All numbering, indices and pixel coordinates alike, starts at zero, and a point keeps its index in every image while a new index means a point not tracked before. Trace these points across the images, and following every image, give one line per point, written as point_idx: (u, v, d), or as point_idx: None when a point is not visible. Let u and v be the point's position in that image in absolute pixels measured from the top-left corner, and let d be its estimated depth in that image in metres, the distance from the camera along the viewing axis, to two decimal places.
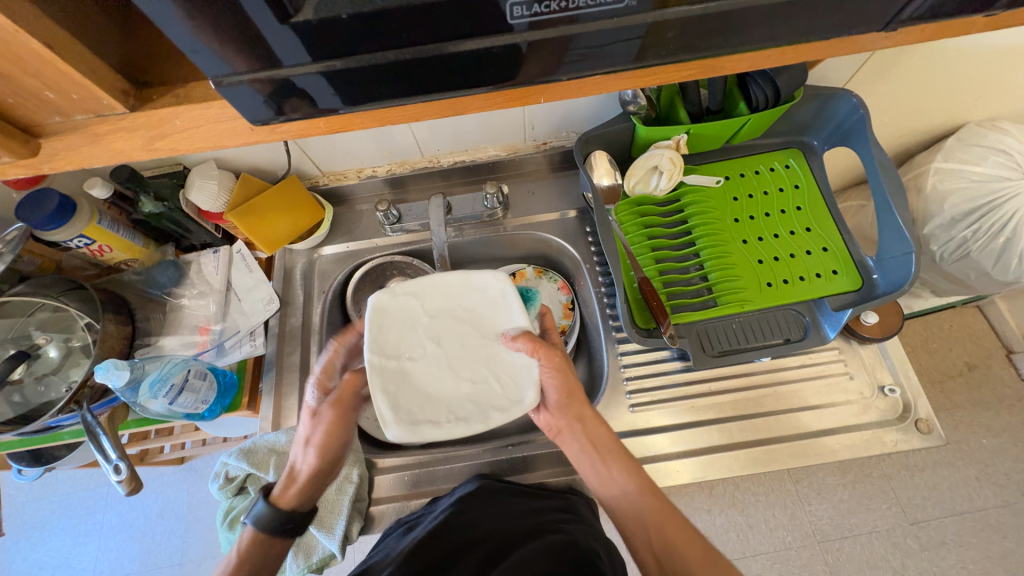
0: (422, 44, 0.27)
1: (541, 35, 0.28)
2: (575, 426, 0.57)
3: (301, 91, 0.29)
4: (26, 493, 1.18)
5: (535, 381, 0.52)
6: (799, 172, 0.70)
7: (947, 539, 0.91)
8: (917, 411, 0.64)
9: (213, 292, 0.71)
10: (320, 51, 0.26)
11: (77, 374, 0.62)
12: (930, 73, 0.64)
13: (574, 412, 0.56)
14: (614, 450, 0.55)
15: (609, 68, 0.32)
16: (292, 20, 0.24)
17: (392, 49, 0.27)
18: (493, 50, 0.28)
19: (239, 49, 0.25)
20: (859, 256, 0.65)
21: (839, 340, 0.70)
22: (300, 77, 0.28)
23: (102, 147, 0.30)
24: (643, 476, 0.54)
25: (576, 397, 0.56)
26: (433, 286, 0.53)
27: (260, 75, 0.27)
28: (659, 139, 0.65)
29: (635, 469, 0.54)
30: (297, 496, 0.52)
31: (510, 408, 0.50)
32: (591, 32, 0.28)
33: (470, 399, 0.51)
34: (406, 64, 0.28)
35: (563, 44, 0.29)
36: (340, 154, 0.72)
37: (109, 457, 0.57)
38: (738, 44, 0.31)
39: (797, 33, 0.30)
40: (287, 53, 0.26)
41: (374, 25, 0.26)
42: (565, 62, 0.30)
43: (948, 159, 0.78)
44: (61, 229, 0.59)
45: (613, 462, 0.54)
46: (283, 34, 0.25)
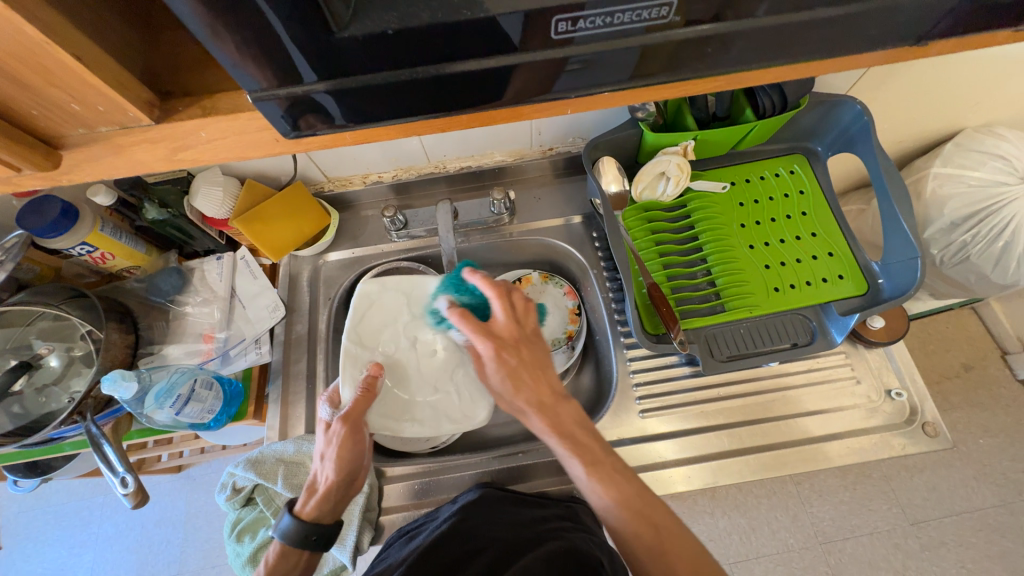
0: (464, 59, 0.27)
1: (563, 52, 0.28)
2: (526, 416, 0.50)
3: (335, 104, 0.28)
4: (19, 503, 1.15)
5: (488, 403, 0.60)
6: (804, 177, 0.71)
7: (948, 539, 0.92)
8: (924, 415, 0.65)
9: (217, 299, 0.71)
10: (361, 64, 0.27)
11: (78, 384, 0.60)
12: (933, 79, 0.65)
13: (524, 413, 0.50)
14: (565, 450, 0.48)
15: (643, 83, 0.32)
16: (338, 34, 0.25)
17: (433, 64, 0.27)
18: (533, 65, 0.28)
19: (281, 62, 0.25)
20: (865, 261, 0.65)
21: (845, 345, 0.70)
22: (313, 96, 0.27)
23: (125, 158, 0.30)
24: (606, 458, 0.48)
25: (523, 382, 0.50)
26: (419, 288, 0.61)
27: (267, 93, 0.27)
28: (666, 145, 0.65)
29: (596, 452, 0.48)
30: (319, 509, 0.50)
31: (461, 422, 0.59)
32: (624, 49, 0.28)
33: (431, 406, 0.59)
34: (445, 79, 0.28)
35: (598, 63, 0.29)
36: (346, 160, 0.71)
37: (115, 469, 0.55)
38: (766, 60, 0.31)
39: (827, 48, 0.31)
40: (321, 67, 0.26)
41: (412, 42, 0.26)
42: (601, 76, 0.30)
43: (947, 164, 0.79)
44: (64, 237, 0.58)
45: (564, 459, 0.48)
46: (289, 54, 0.25)
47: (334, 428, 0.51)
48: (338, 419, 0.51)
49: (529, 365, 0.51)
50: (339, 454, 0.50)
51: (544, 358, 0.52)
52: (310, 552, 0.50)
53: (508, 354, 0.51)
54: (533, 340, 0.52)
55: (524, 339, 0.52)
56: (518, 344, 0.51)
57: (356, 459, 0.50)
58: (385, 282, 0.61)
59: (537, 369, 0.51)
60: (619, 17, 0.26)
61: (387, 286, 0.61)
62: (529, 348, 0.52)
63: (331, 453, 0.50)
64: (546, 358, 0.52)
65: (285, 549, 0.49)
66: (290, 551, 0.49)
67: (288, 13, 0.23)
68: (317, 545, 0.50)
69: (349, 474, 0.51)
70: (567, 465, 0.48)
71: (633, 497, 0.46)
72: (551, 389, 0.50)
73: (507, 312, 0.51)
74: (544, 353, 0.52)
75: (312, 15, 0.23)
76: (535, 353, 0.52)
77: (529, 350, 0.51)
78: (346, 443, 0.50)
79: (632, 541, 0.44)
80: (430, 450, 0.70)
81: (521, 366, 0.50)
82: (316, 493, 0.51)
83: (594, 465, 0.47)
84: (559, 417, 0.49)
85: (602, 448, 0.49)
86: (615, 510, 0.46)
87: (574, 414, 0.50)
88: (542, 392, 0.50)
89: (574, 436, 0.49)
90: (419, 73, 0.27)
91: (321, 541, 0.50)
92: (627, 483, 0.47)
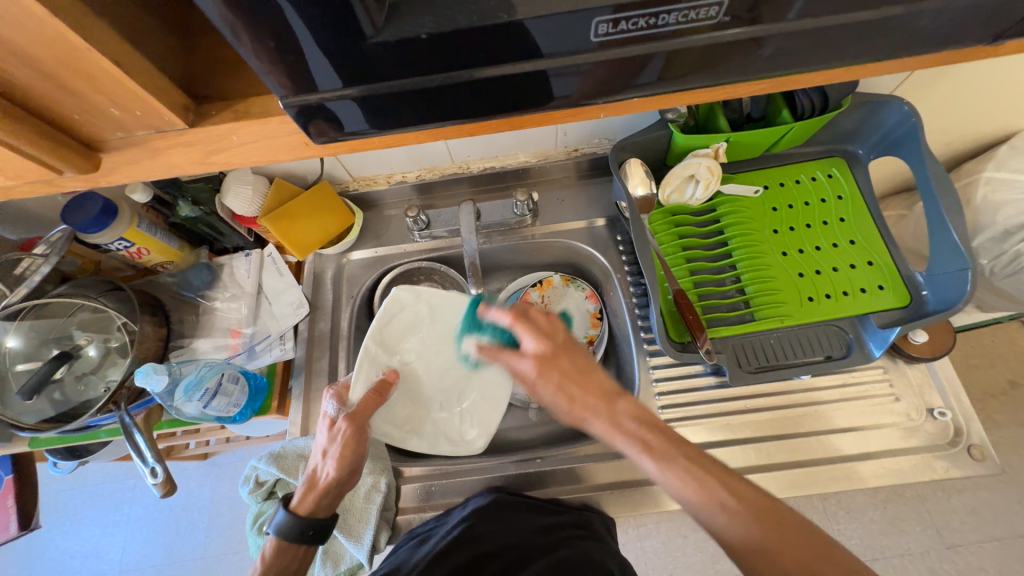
0: (495, 63, 0.27)
1: (598, 56, 0.27)
2: (586, 423, 0.49)
3: (365, 109, 0.28)
4: (59, 482, 1.22)
5: (484, 433, 0.65)
6: (843, 182, 0.68)
7: (988, 566, 0.87)
8: (970, 437, 0.61)
9: (244, 295, 0.72)
10: (393, 71, 0.26)
11: (115, 373, 0.63)
12: (991, 78, 0.61)
13: (584, 422, 0.49)
14: (630, 446, 0.46)
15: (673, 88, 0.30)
16: (371, 39, 0.24)
17: (465, 70, 0.27)
18: (565, 69, 0.28)
19: (315, 65, 0.25)
20: (908, 271, 0.62)
21: (883, 359, 0.67)
22: (328, 103, 0.28)
23: (160, 161, 0.31)
24: (679, 453, 0.44)
25: (575, 396, 0.49)
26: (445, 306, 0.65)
27: (285, 101, 0.27)
28: (696, 147, 0.63)
29: (667, 448, 0.45)
30: (317, 503, 0.51)
31: (457, 444, 0.65)
32: (662, 52, 0.27)
33: (434, 422, 0.65)
34: (478, 84, 0.28)
35: (634, 66, 0.28)
36: (372, 160, 0.72)
37: (145, 458, 0.58)
38: (814, 63, 0.29)
39: (883, 49, 0.29)
40: (353, 72, 0.26)
41: (449, 46, 0.25)
42: (635, 82, 0.29)
43: (1000, 169, 0.74)
44: (104, 232, 0.61)
45: (636, 459, 0.45)
46: (307, 60, 0.25)
47: (339, 425, 0.52)
48: (344, 418, 0.53)
49: (574, 372, 0.50)
50: (342, 452, 0.51)
51: (586, 363, 0.51)
52: (306, 546, 0.50)
53: (550, 364, 0.51)
54: (571, 348, 0.52)
55: (562, 348, 0.52)
56: (556, 354, 0.51)
57: (357, 458, 0.51)
58: (417, 293, 0.64)
59: (582, 376, 0.50)
60: (663, 18, 0.25)
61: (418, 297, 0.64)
62: (568, 354, 0.51)
63: (334, 451, 0.51)
64: (586, 363, 0.51)
65: (279, 546, 0.50)
66: (285, 547, 0.49)
67: (322, 18, 0.23)
68: (313, 541, 0.50)
69: (350, 473, 0.51)
70: (639, 465, 0.45)
71: (714, 488, 0.42)
72: (599, 389, 0.49)
73: (534, 331, 0.52)
74: (585, 358, 0.51)
75: (347, 22, 0.23)
76: (577, 360, 0.51)
77: (569, 357, 0.51)
78: (350, 441, 0.52)
79: (727, 538, 0.40)
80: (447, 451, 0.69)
81: (566, 376, 0.50)
82: (316, 489, 0.51)
83: (668, 460, 0.44)
84: (616, 417, 0.47)
85: (672, 441, 0.45)
86: (700, 503, 0.41)
87: (632, 409, 0.48)
88: (594, 396, 0.49)
89: (638, 434, 0.46)
90: (453, 78, 0.27)
91: (312, 537, 0.50)
92: (707, 472, 0.43)
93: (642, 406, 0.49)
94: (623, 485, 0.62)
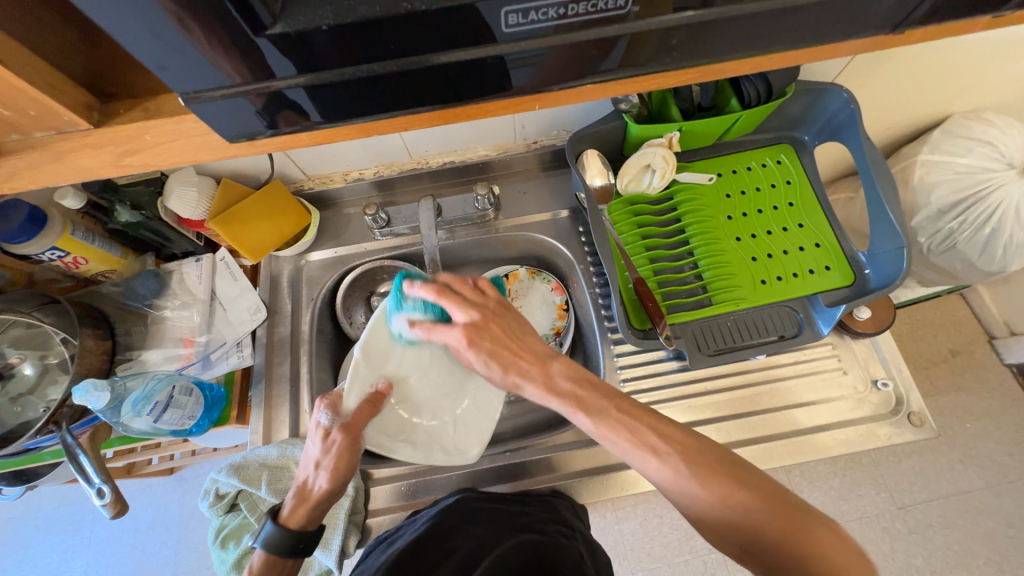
0: (409, 55, 0.26)
1: (520, 46, 0.27)
2: (524, 386, 0.52)
3: (294, 104, 0.28)
4: (10, 509, 1.14)
5: (481, 441, 0.60)
6: (791, 168, 0.70)
7: (934, 522, 0.93)
8: (910, 404, 0.65)
9: (196, 302, 0.69)
10: (305, 63, 0.25)
11: (55, 392, 0.59)
12: (919, 66, 0.64)
13: (518, 385, 0.52)
14: (565, 406, 0.48)
15: (602, 77, 0.30)
16: (268, 32, 0.23)
17: (380, 61, 0.26)
18: (484, 61, 0.27)
19: (213, 55, 0.24)
20: (852, 251, 0.65)
21: (832, 336, 0.70)
22: (287, 91, 0.27)
23: (67, 165, 0.29)
24: (609, 403, 0.46)
25: (510, 362, 0.53)
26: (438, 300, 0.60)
27: (235, 89, 0.26)
28: (651, 137, 0.64)
29: (596, 401, 0.47)
30: (308, 516, 0.50)
31: (453, 454, 0.60)
32: (582, 41, 0.27)
33: (427, 431, 0.60)
34: (394, 76, 0.27)
35: (557, 57, 0.28)
36: (326, 157, 0.69)
37: (92, 480, 0.55)
38: (735, 49, 0.30)
39: (798, 36, 0.29)
40: (260, 64, 0.25)
41: (353, 42, 0.25)
42: (562, 72, 0.29)
43: (934, 152, 0.79)
44: (33, 242, 0.57)
45: (569, 416, 0.48)
46: (261, 49, 0.24)
47: (333, 438, 0.51)
48: (339, 429, 0.51)
49: (501, 337, 0.54)
50: (337, 462, 0.50)
51: (518, 329, 0.55)
52: (291, 559, 0.49)
53: (478, 332, 0.54)
54: (500, 314, 0.55)
55: (489, 316, 0.55)
56: (486, 321, 0.54)
57: (354, 467, 0.51)
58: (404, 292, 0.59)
59: (512, 340, 0.54)
60: (572, 9, 0.25)
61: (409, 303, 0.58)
62: (496, 320, 0.54)
63: (327, 462, 0.50)
64: (517, 330, 0.55)
65: (268, 559, 0.48)
66: (273, 560, 0.48)
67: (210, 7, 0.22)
68: (304, 551, 0.50)
69: (344, 483, 0.51)
70: (575, 424, 0.47)
71: (643, 430, 0.44)
72: (531, 354, 0.53)
73: (461, 302, 0.55)
74: (516, 322, 0.55)
75: (234, 13, 0.22)
76: (504, 326, 0.54)
77: (498, 324, 0.54)
78: (344, 452, 0.51)
79: (652, 473, 0.43)
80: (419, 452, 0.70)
81: (494, 342, 0.53)
82: (307, 501, 0.50)
83: (598, 414, 0.46)
84: (550, 375, 0.50)
85: (603, 395, 0.47)
86: (632, 449, 0.43)
87: (566, 370, 0.51)
88: (527, 361, 0.52)
89: (571, 392, 0.49)
90: (378, 68, 0.26)
91: (305, 547, 0.49)
92: (637, 420, 0.45)
93: (575, 366, 0.51)
94: (591, 472, 0.63)
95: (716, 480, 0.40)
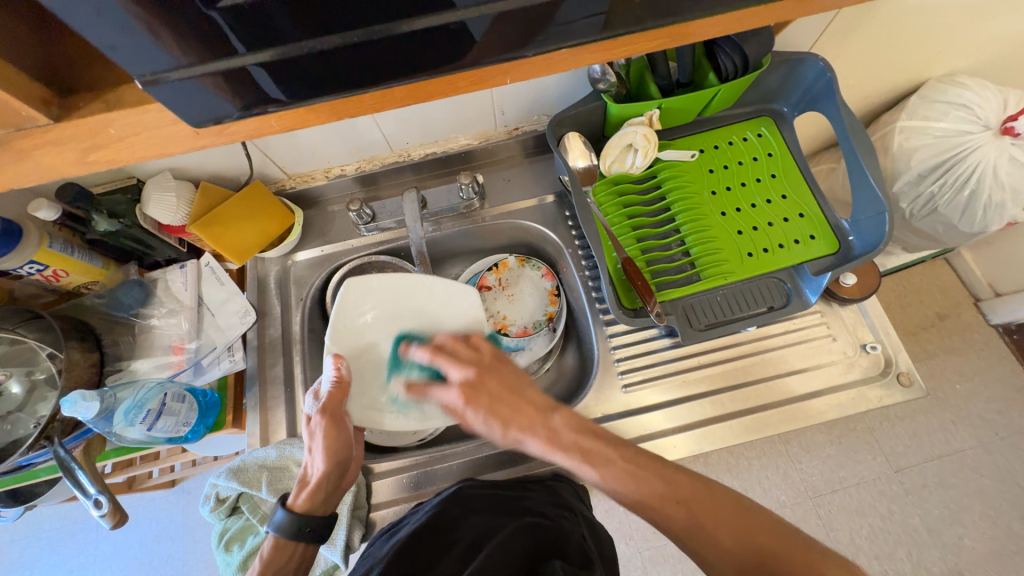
0: (371, 26, 0.26)
1: (484, 10, 0.27)
2: (525, 441, 0.48)
3: (256, 83, 0.28)
4: (11, 532, 1.13)
5: None
6: (772, 140, 0.71)
7: (929, 482, 0.95)
8: (898, 365, 0.66)
9: (183, 309, 0.68)
10: (263, 41, 0.26)
11: (45, 409, 0.58)
12: (892, 32, 0.65)
13: (520, 442, 0.49)
14: (571, 459, 0.46)
15: (566, 43, 0.31)
16: (219, 5, 0.23)
17: (340, 32, 0.26)
18: (447, 28, 0.27)
19: (163, 34, 0.24)
20: (835, 219, 0.65)
21: (820, 304, 0.71)
22: (248, 70, 0.27)
23: (30, 164, 0.29)
24: (615, 454, 0.45)
25: (512, 422, 0.49)
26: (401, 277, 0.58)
27: (190, 70, 0.26)
28: (631, 116, 0.64)
29: (602, 452, 0.46)
30: (311, 501, 0.50)
31: (448, 414, 0.57)
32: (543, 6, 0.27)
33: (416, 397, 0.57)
34: (359, 48, 0.27)
35: (524, 21, 0.28)
36: (305, 154, 0.68)
37: (89, 492, 0.54)
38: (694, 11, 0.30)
39: None
40: (219, 43, 0.25)
41: (311, 14, 0.25)
42: (525, 38, 0.30)
43: (912, 117, 0.80)
44: (9, 257, 0.55)
45: (575, 469, 0.46)
46: (213, 23, 0.24)
47: (314, 421, 0.51)
48: (317, 412, 0.51)
49: (500, 393, 0.51)
50: (326, 443, 0.50)
51: (516, 383, 0.52)
52: (304, 544, 0.49)
53: (476, 389, 0.51)
54: (497, 368, 0.52)
55: (485, 371, 0.52)
56: (481, 377, 0.52)
57: (344, 445, 0.51)
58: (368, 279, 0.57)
59: (512, 395, 0.51)
60: None
61: (370, 282, 0.57)
62: (493, 375, 0.52)
63: (318, 445, 0.50)
64: (516, 381, 0.52)
65: (278, 543, 0.49)
66: (283, 545, 0.49)
67: None
68: (312, 536, 0.49)
69: (339, 463, 0.51)
70: (578, 474, 0.46)
71: (654, 482, 0.43)
72: (531, 407, 0.50)
73: (456, 360, 0.53)
74: (514, 375, 0.52)
75: None
76: (502, 381, 0.51)
77: (494, 380, 0.51)
78: (330, 431, 0.51)
79: (667, 525, 0.42)
80: (419, 443, 0.70)
81: (493, 398, 0.50)
82: (308, 486, 0.51)
83: (604, 465, 0.45)
84: (553, 430, 0.48)
85: (608, 444, 0.46)
86: (639, 500, 0.43)
87: (569, 421, 0.48)
88: (526, 415, 0.49)
89: (575, 443, 0.47)
90: (338, 39, 0.27)
91: (315, 531, 0.49)
92: (645, 469, 0.44)
93: (577, 416, 0.49)
94: None
95: (729, 529, 0.40)
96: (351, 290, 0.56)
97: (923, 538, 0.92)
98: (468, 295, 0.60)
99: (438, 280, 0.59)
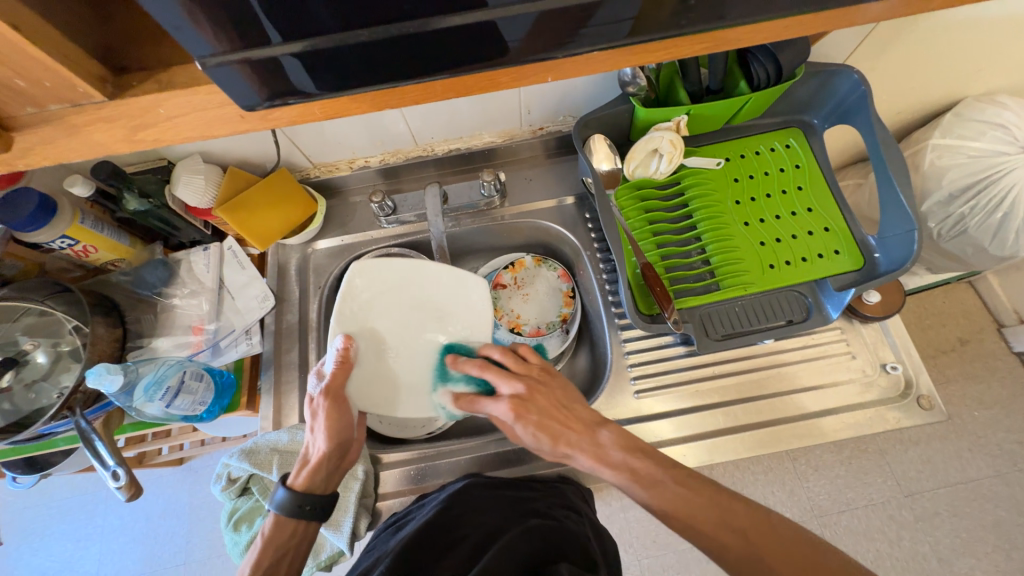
0: (410, 20, 0.27)
1: (521, 9, 0.27)
2: (575, 457, 0.50)
3: (288, 73, 0.28)
4: (24, 499, 1.16)
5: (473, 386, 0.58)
6: (799, 152, 0.69)
7: (941, 510, 0.92)
8: (919, 388, 0.65)
9: (204, 291, 0.69)
10: (304, 30, 0.26)
11: (68, 379, 0.59)
12: (931, 48, 0.63)
13: (569, 456, 0.51)
14: (618, 477, 0.47)
15: (603, 44, 0.31)
16: None
17: (380, 25, 0.27)
18: (487, 23, 0.28)
19: (213, 17, 0.24)
20: (861, 235, 0.64)
21: (840, 321, 0.70)
22: (281, 60, 0.27)
23: (80, 139, 0.30)
24: (665, 475, 0.45)
25: (564, 440, 0.51)
26: (415, 267, 0.59)
27: (223, 58, 0.26)
28: (658, 121, 0.63)
29: (651, 472, 0.46)
30: (311, 479, 0.51)
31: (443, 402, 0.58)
32: (581, 5, 0.28)
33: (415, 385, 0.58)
34: (399, 40, 0.28)
35: (558, 18, 0.28)
36: (331, 144, 0.69)
37: (106, 463, 0.55)
38: (734, 16, 0.30)
39: (790, 6, 0.30)
40: (262, 31, 0.26)
41: (351, 5, 0.25)
42: (560, 38, 0.30)
43: (945, 135, 0.78)
44: (43, 230, 0.57)
45: (624, 487, 0.46)
46: (258, 9, 0.25)
47: (317, 401, 0.52)
48: (321, 394, 0.52)
49: (550, 409, 0.52)
50: (328, 423, 0.51)
51: (563, 398, 0.54)
52: (305, 522, 0.50)
53: (526, 404, 0.53)
54: (546, 384, 0.54)
55: (536, 386, 0.54)
56: (532, 393, 0.53)
57: (345, 426, 0.52)
58: (378, 263, 0.58)
59: (560, 412, 0.52)
60: None
61: (378, 265, 0.58)
62: (543, 391, 0.54)
63: (319, 425, 0.52)
64: (564, 398, 0.54)
65: (279, 521, 0.49)
66: (285, 522, 0.49)
67: None
68: (314, 515, 0.50)
69: (340, 444, 0.52)
70: (626, 493, 0.46)
71: (704, 506, 0.42)
72: (579, 423, 0.51)
73: (507, 375, 0.55)
74: (562, 391, 0.54)
75: None
76: (552, 397, 0.53)
77: (544, 395, 0.53)
78: (330, 412, 0.52)
79: (722, 555, 0.40)
80: (426, 436, 0.70)
81: (543, 413, 0.52)
82: (308, 465, 0.52)
83: (654, 484, 0.45)
84: (601, 446, 0.49)
85: (657, 465, 0.46)
86: (687, 527, 0.42)
87: (617, 438, 0.49)
88: (575, 430, 0.51)
89: (623, 461, 0.47)
90: (381, 32, 0.27)
91: (317, 509, 0.50)
92: (696, 495, 0.43)
93: (625, 432, 0.50)
94: None
95: (790, 562, 0.38)
96: (358, 274, 0.57)
97: (931, 566, 0.90)
98: (478, 285, 0.60)
99: (446, 268, 0.59)
